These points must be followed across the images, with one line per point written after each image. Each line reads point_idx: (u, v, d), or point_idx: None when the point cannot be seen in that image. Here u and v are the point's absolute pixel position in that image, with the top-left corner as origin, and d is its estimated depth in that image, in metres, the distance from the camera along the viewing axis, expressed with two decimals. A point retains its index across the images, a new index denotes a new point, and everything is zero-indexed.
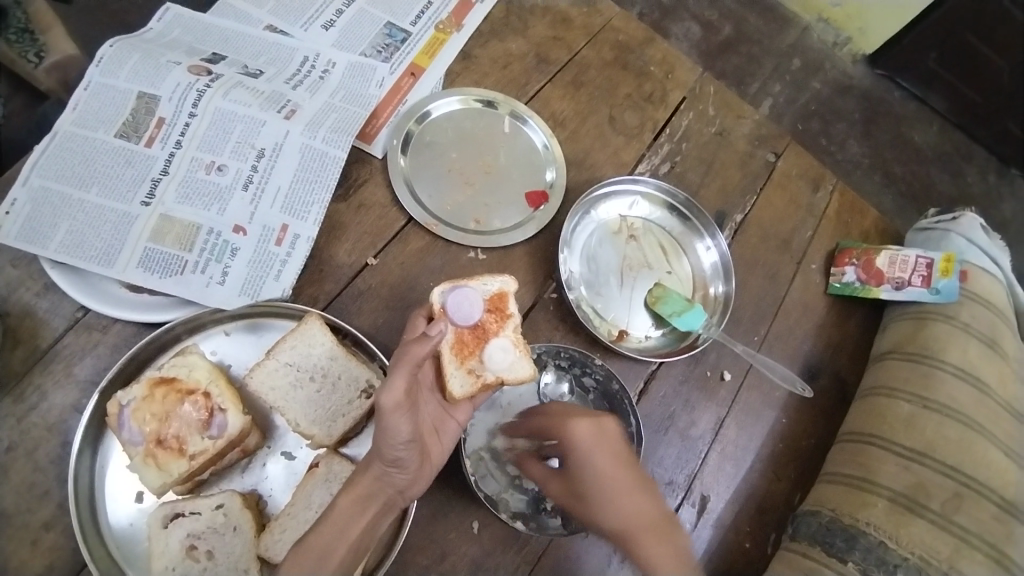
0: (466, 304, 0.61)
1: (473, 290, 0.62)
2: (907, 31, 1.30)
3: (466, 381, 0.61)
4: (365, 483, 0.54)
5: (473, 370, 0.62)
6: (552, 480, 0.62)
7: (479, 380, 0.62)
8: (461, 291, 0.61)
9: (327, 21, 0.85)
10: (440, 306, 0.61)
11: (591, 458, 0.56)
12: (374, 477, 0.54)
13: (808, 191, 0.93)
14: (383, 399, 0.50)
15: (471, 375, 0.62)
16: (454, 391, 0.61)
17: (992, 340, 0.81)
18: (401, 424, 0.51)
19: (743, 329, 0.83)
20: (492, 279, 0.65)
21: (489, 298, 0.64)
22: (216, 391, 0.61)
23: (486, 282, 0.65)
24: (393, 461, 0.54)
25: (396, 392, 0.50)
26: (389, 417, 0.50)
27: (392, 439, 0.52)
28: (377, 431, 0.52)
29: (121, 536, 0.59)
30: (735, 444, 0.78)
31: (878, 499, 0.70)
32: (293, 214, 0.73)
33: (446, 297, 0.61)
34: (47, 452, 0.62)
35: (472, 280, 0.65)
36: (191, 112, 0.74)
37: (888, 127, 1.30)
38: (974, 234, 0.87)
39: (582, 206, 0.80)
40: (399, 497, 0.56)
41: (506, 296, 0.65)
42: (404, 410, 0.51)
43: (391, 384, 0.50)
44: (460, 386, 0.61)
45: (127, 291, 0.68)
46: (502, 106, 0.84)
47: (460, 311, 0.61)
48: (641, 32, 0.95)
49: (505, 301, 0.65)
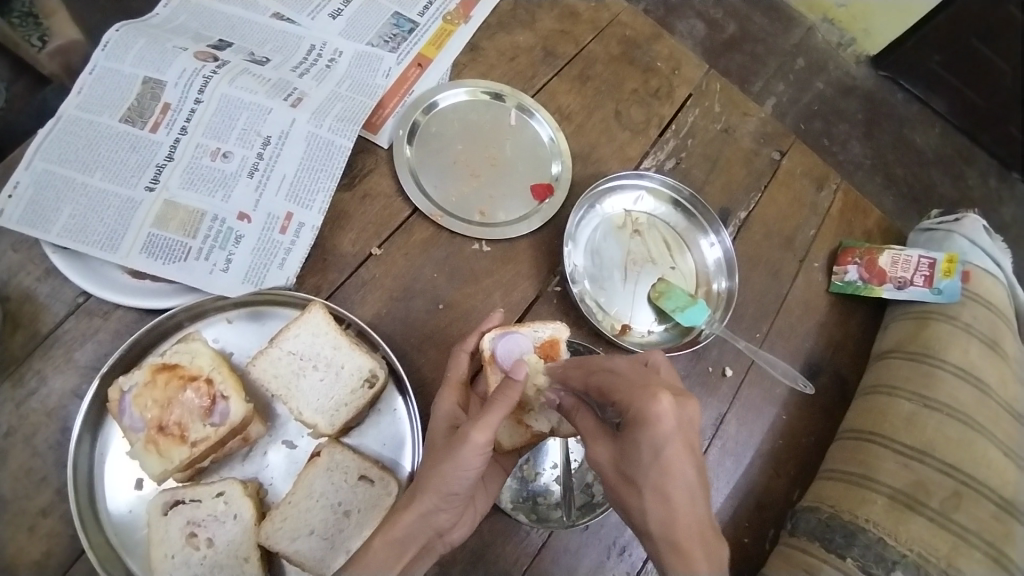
0: (515, 349, 0.65)
1: (522, 337, 0.67)
2: (911, 33, 1.32)
3: (514, 433, 0.65)
4: (407, 519, 0.53)
5: (522, 421, 0.65)
6: (595, 439, 0.54)
7: (528, 432, 0.65)
8: (512, 337, 0.66)
9: (334, 10, 0.84)
10: (490, 350, 0.66)
11: (643, 441, 0.48)
12: (420, 512, 0.53)
13: (812, 190, 0.93)
14: (474, 435, 0.52)
15: (520, 426, 0.65)
16: (502, 441, 0.64)
17: (993, 340, 0.81)
18: (476, 459, 0.52)
19: (745, 325, 0.83)
20: (544, 326, 0.69)
21: (541, 344, 0.68)
22: (219, 378, 0.61)
23: (539, 329, 0.69)
24: (447, 499, 0.54)
25: (487, 430, 0.52)
26: (468, 451, 0.52)
27: (458, 470, 0.52)
28: (448, 463, 0.52)
29: (121, 523, 0.59)
30: (735, 440, 0.78)
31: (877, 496, 0.71)
32: (298, 202, 0.73)
33: (497, 344, 0.66)
34: (46, 438, 0.62)
35: (525, 326, 0.68)
36: (197, 98, 0.74)
37: (891, 128, 1.30)
38: (976, 236, 0.87)
39: (587, 199, 0.80)
40: (437, 540, 0.57)
41: (558, 343, 0.69)
42: (483, 447, 0.52)
43: (483, 421, 0.52)
44: (509, 437, 0.65)
45: (129, 277, 0.68)
46: (509, 99, 0.83)
47: (510, 356, 0.65)
48: (649, 28, 0.94)
49: (556, 348, 0.68)
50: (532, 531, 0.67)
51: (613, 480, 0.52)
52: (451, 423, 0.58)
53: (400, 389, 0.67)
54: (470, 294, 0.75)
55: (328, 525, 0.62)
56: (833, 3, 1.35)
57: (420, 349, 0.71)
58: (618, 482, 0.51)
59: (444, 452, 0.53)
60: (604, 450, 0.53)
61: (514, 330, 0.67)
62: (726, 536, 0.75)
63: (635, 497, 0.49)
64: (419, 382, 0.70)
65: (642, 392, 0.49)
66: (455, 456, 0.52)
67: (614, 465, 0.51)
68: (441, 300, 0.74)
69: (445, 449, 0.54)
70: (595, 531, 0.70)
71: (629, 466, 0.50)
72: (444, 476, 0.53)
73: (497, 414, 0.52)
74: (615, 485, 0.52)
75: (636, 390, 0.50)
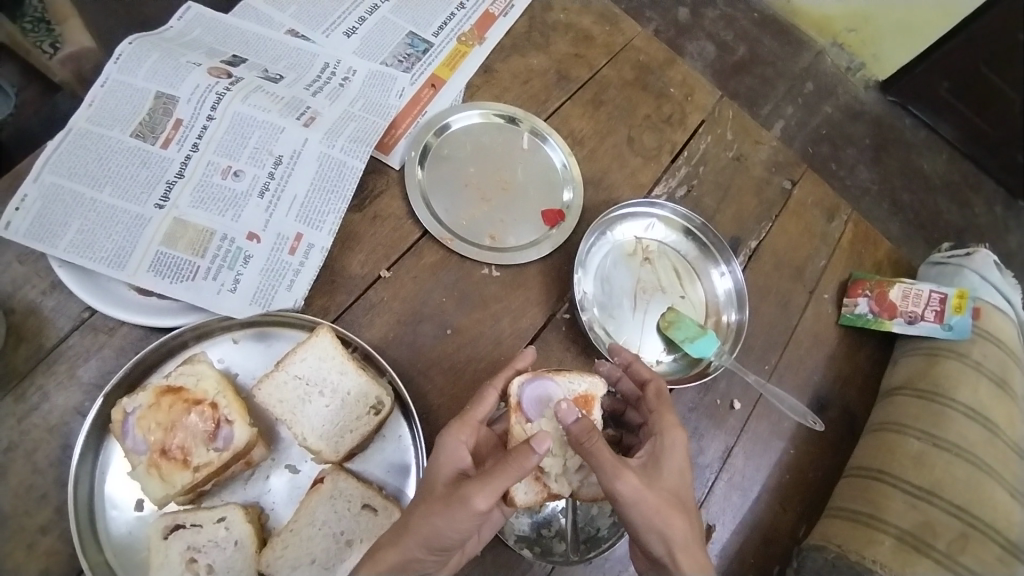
0: (545, 398, 0.63)
1: (554, 385, 0.64)
2: (921, 60, 1.27)
3: (530, 490, 0.62)
4: (392, 559, 0.52)
5: (539, 478, 0.62)
6: (626, 467, 0.53)
7: (543, 489, 0.62)
8: (541, 384, 0.63)
9: (349, 28, 0.84)
10: (518, 395, 0.62)
11: (678, 459, 0.57)
12: (403, 555, 0.52)
13: (822, 220, 0.92)
14: (476, 499, 0.50)
15: (536, 482, 0.62)
16: (517, 498, 0.61)
17: (1001, 379, 0.80)
18: (471, 520, 0.51)
19: (754, 357, 0.82)
20: (580, 378, 0.66)
21: (575, 399, 0.65)
22: (224, 403, 0.61)
23: (574, 381, 0.66)
24: (435, 550, 0.52)
25: (491, 495, 0.50)
26: (462, 512, 0.50)
27: (451, 525, 0.51)
28: (443, 516, 0.51)
29: (120, 545, 0.58)
30: (742, 473, 0.77)
31: (885, 536, 0.70)
32: (308, 223, 0.72)
33: (524, 391, 0.62)
34: (47, 455, 0.61)
35: (560, 375, 0.65)
36: (209, 115, 0.73)
37: (898, 154, 1.27)
38: (987, 272, 0.87)
39: (599, 226, 0.79)
40: None
41: (593, 401, 0.65)
42: (482, 510, 0.50)
43: (489, 485, 0.50)
44: (524, 494, 0.61)
45: (136, 293, 0.67)
46: (522, 123, 0.83)
47: (535, 403, 0.62)
48: (662, 53, 0.94)
49: (590, 406, 0.65)
50: (535, 562, 0.67)
51: (652, 505, 0.53)
52: (457, 469, 0.55)
53: (405, 416, 0.66)
54: (479, 319, 0.74)
55: (330, 555, 0.61)
56: (844, 28, 1.29)
57: (427, 375, 0.71)
58: (662, 503, 0.54)
59: (440, 503, 0.52)
60: (637, 480, 0.53)
61: (546, 376, 0.64)
62: (731, 571, 0.74)
63: (680, 516, 0.54)
64: (425, 408, 0.69)
65: (672, 416, 0.60)
66: (450, 513, 0.50)
67: (652, 491, 0.54)
68: (450, 324, 0.73)
69: (443, 498, 0.52)
70: (600, 564, 0.69)
71: (664, 487, 0.55)
72: (434, 528, 0.51)
73: (502, 479, 0.50)
74: (656, 513, 0.53)
75: (664, 408, 0.61)
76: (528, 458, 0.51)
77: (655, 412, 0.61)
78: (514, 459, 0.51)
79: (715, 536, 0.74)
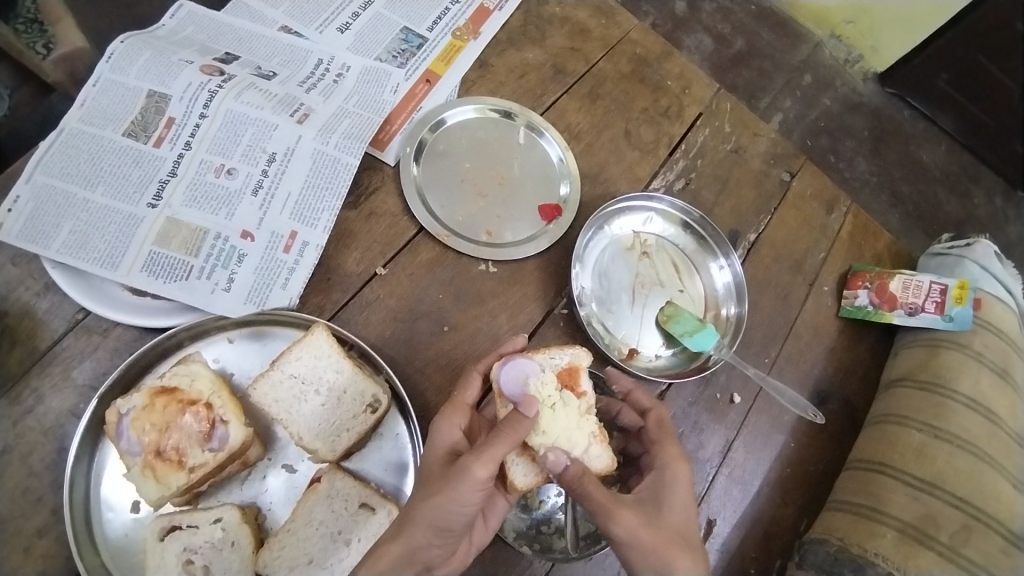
0: (522, 376, 0.61)
1: (530, 361, 0.63)
2: (918, 51, 1.28)
3: (528, 472, 0.61)
4: (396, 551, 0.51)
5: (535, 458, 0.61)
6: (620, 507, 0.53)
7: (542, 470, 0.61)
8: (516, 364, 0.62)
9: (342, 24, 0.84)
10: (496, 379, 0.62)
11: (680, 494, 0.57)
12: (405, 548, 0.51)
13: (822, 212, 0.92)
14: (476, 469, 0.50)
15: (534, 463, 0.61)
16: (517, 481, 0.60)
17: (1004, 369, 0.80)
18: (473, 493, 0.51)
19: (754, 351, 0.82)
20: (562, 353, 0.65)
21: (560, 374, 0.63)
22: (219, 402, 0.60)
23: (555, 356, 0.65)
24: (439, 534, 0.52)
25: (489, 463, 0.50)
26: (464, 485, 0.50)
27: (453, 504, 0.51)
28: (442, 494, 0.50)
29: (117, 547, 0.58)
30: (742, 468, 0.77)
31: (887, 529, 0.69)
32: (302, 221, 0.71)
33: (500, 374, 0.62)
34: (42, 457, 0.61)
35: (539, 354, 0.65)
36: (202, 113, 0.73)
37: (897, 146, 1.26)
38: (988, 262, 0.86)
39: (596, 220, 0.78)
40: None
41: (578, 371, 0.64)
42: (483, 481, 0.50)
43: (485, 455, 0.50)
44: (523, 476, 0.61)
45: (129, 293, 0.66)
46: (518, 117, 0.82)
47: (515, 384, 0.61)
48: (659, 46, 0.93)
49: (576, 377, 0.64)
50: (535, 560, 0.66)
51: (653, 544, 0.53)
52: (450, 448, 0.56)
53: (403, 414, 0.66)
54: (476, 315, 0.73)
55: (327, 554, 0.61)
56: (842, 20, 1.31)
57: (424, 372, 0.70)
58: (661, 544, 0.53)
59: (440, 484, 0.51)
60: (634, 519, 0.53)
61: (521, 356, 0.63)
62: (732, 566, 0.73)
63: (680, 555, 0.54)
64: (423, 406, 0.69)
65: (674, 448, 0.61)
66: (453, 489, 0.50)
67: (653, 530, 0.54)
68: (446, 321, 0.72)
69: (442, 478, 0.52)
70: (600, 561, 0.68)
71: (667, 525, 0.55)
72: (437, 509, 0.50)
73: (499, 447, 0.51)
74: (654, 551, 0.53)
75: (666, 440, 0.62)
76: (522, 424, 0.52)
77: (656, 442, 0.62)
78: (507, 429, 0.52)
79: (715, 531, 0.74)
